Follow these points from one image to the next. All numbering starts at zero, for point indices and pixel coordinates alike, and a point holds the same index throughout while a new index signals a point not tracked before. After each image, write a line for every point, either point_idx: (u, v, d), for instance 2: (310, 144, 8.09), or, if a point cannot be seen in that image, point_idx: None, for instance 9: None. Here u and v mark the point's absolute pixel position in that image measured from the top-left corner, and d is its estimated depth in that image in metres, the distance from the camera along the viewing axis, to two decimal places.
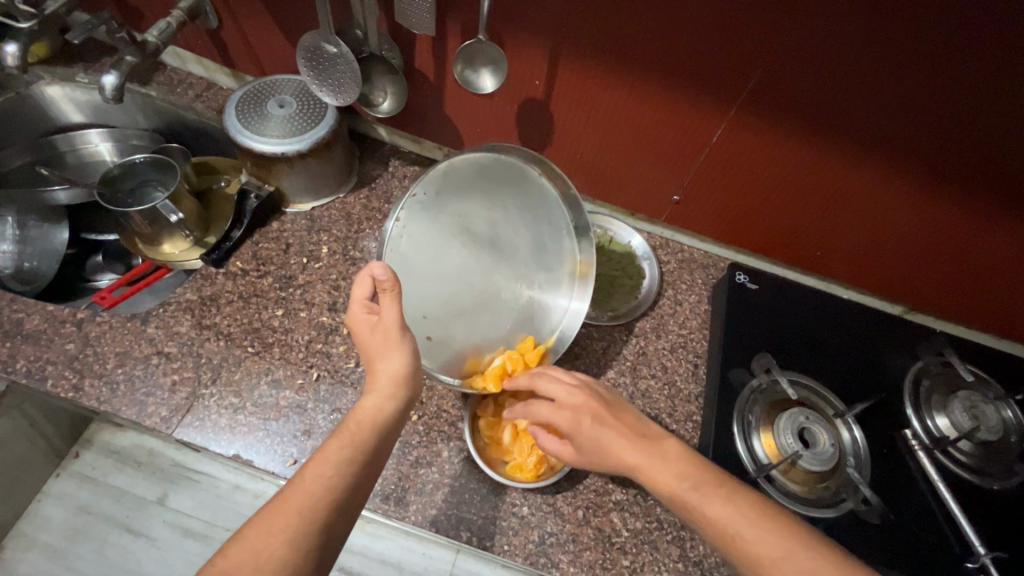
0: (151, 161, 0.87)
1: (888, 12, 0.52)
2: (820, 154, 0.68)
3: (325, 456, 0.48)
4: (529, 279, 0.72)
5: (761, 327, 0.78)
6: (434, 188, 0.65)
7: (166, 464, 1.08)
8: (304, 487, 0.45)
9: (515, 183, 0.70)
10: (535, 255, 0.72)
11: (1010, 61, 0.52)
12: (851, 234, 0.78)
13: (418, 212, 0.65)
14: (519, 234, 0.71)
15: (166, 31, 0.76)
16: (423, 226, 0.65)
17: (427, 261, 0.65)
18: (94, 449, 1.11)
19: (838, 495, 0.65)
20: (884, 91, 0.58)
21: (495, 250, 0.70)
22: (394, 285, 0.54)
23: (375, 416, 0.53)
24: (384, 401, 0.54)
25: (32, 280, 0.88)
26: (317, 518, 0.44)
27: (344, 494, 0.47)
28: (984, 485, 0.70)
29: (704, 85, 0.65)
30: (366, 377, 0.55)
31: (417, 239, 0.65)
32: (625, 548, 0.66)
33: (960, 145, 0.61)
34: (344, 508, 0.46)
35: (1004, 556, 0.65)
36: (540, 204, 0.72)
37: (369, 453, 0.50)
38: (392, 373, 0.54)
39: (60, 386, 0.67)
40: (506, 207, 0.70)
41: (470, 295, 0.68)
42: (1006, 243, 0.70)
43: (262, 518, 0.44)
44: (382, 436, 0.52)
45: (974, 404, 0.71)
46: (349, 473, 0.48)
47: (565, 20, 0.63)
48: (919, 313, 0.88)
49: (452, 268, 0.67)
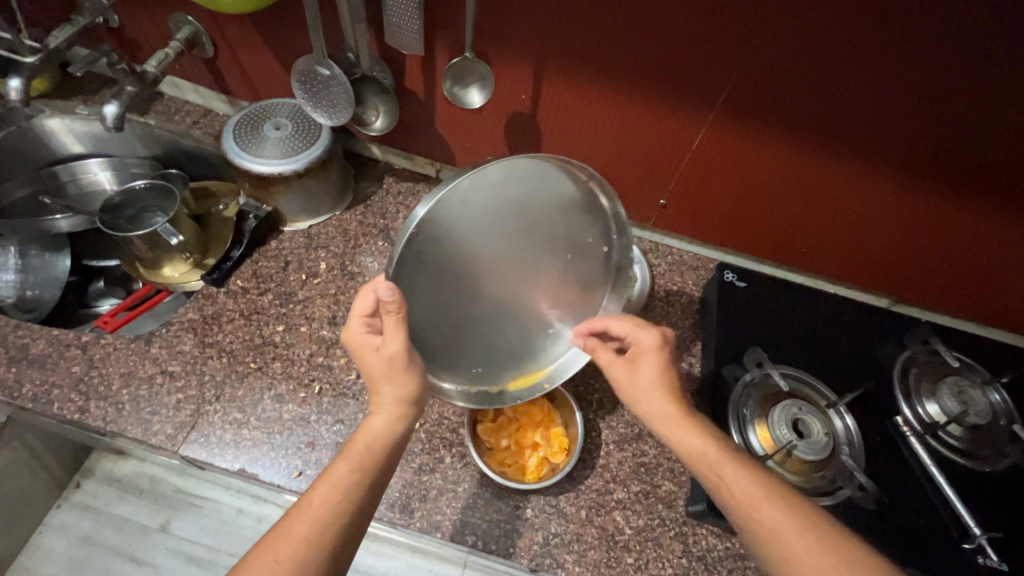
0: (149, 186, 0.90)
1: (870, 17, 0.55)
2: (797, 154, 0.71)
3: (332, 480, 0.49)
4: (549, 299, 0.66)
5: (750, 324, 0.80)
6: (466, 194, 0.53)
7: (168, 490, 1.08)
8: (312, 511, 0.47)
9: (556, 198, 0.60)
10: (560, 276, 0.64)
11: (984, 61, 0.55)
12: (834, 230, 0.80)
13: (444, 222, 0.54)
14: (559, 253, 0.63)
15: (165, 61, 0.80)
16: (452, 224, 0.54)
17: (448, 263, 0.56)
18: (96, 478, 1.12)
19: (834, 482, 0.66)
20: (853, 90, 0.61)
21: (518, 264, 0.60)
22: (400, 308, 0.51)
23: (383, 439, 0.53)
24: (393, 421, 0.54)
25: (34, 308, 0.90)
26: (324, 545, 0.46)
27: (350, 517, 0.48)
28: (976, 468, 0.71)
29: (684, 92, 0.68)
30: (373, 397, 0.54)
31: (437, 252, 0.55)
32: (628, 546, 0.67)
33: (929, 138, 0.64)
34: (350, 529, 0.48)
35: (999, 536, 0.66)
36: (584, 226, 0.64)
37: (375, 475, 0.51)
38: (398, 394, 0.54)
39: (66, 409, 0.68)
40: (549, 221, 0.60)
41: (485, 307, 0.61)
42: (983, 230, 0.73)
43: (271, 545, 0.45)
44: (390, 454, 0.53)
45: (961, 389, 0.73)
46: (357, 495, 0.49)
47: (547, 37, 0.67)
48: (906, 305, 0.90)
49: (475, 275, 0.58)
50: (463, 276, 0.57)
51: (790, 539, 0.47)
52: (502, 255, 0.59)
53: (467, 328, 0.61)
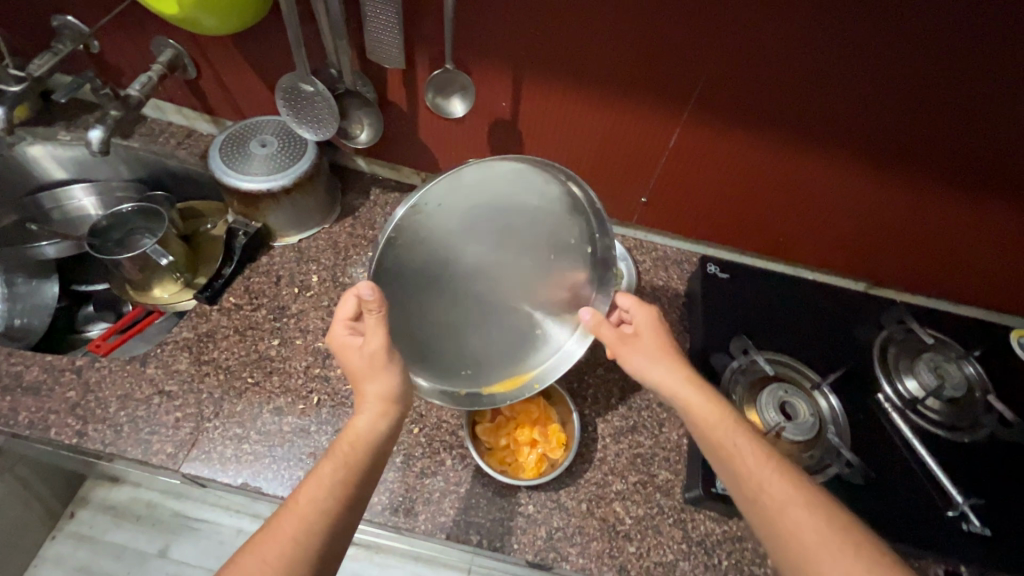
0: (138, 209, 0.90)
1: (823, 13, 0.58)
2: (766, 145, 0.74)
3: (318, 479, 0.51)
4: (532, 300, 0.67)
5: (734, 312, 0.83)
6: (443, 198, 0.54)
7: (167, 515, 1.07)
8: (298, 510, 0.48)
9: (534, 197, 0.60)
10: (542, 275, 0.65)
11: (933, 49, 0.58)
12: (806, 216, 0.83)
13: (421, 226, 0.54)
14: (537, 252, 0.63)
15: (148, 85, 0.81)
16: (430, 227, 0.55)
17: (429, 266, 0.57)
18: (90, 507, 1.13)
19: (822, 461, 0.69)
20: (814, 82, 0.64)
21: (497, 264, 0.62)
22: (380, 307, 0.53)
23: (368, 438, 0.54)
24: (377, 420, 0.55)
25: (23, 337, 0.89)
26: (313, 542, 0.47)
27: (336, 515, 0.49)
28: (956, 439, 0.74)
29: (656, 91, 0.71)
30: (358, 396, 0.56)
31: (416, 255, 0.56)
32: (629, 535, 0.68)
33: (890, 124, 0.67)
34: (338, 526, 0.49)
35: (981, 503, 0.69)
36: (562, 225, 0.63)
37: (361, 473, 0.53)
38: (381, 394, 0.56)
39: (64, 434, 0.68)
40: (529, 220, 0.61)
41: (468, 309, 0.63)
42: (945, 209, 0.76)
43: (259, 544, 0.46)
44: (374, 454, 0.54)
45: (937, 364, 0.77)
46: (342, 493, 0.50)
47: (522, 45, 0.69)
48: (880, 287, 0.93)
49: (457, 276, 0.60)
50: (442, 278, 0.59)
51: (796, 514, 0.49)
52: (481, 257, 0.60)
53: (451, 329, 0.63)
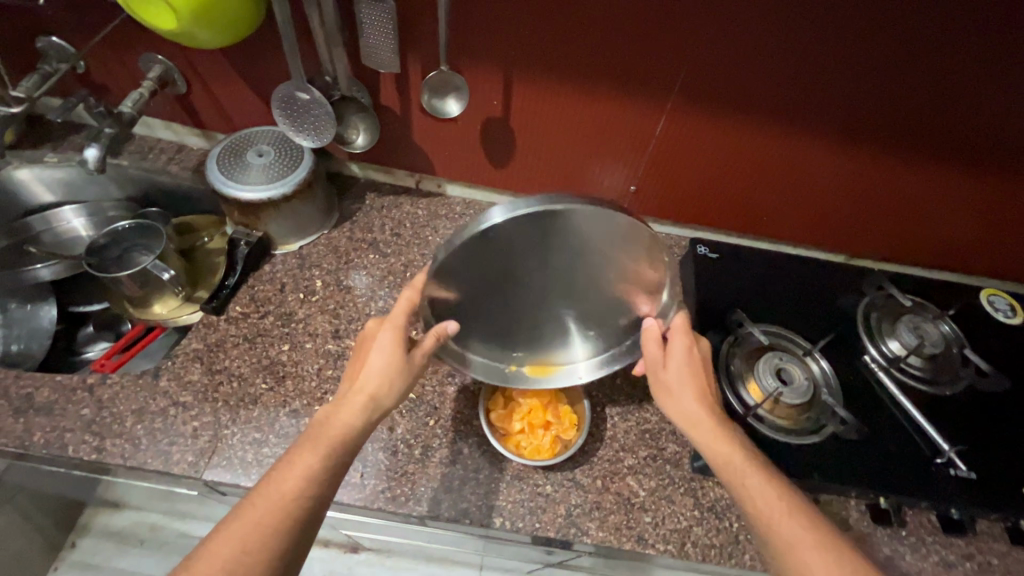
0: (136, 226, 0.91)
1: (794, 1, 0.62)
2: (747, 129, 0.78)
3: (298, 464, 0.53)
4: (582, 311, 0.66)
5: (727, 290, 0.87)
6: (501, 230, 0.53)
7: (171, 536, 1.11)
8: (276, 496, 0.51)
9: (602, 237, 0.56)
10: (598, 293, 0.64)
11: (896, 31, 0.63)
12: (788, 194, 0.88)
13: (477, 248, 0.55)
14: (589, 284, 0.62)
15: (140, 101, 0.81)
16: (485, 249, 0.56)
17: (481, 274, 0.59)
18: (92, 534, 1.16)
19: (819, 422, 0.74)
20: (789, 67, 0.69)
21: (550, 280, 0.62)
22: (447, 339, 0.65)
23: (346, 428, 0.57)
24: (356, 412, 0.58)
25: (21, 361, 0.89)
26: (287, 529, 0.50)
27: (314, 501, 0.52)
28: (939, 392, 0.79)
29: (640, 83, 0.75)
30: (352, 385, 0.61)
31: (470, 266, 0.58)
32: (645, 506, 0.72)
33: (861, 103, 0.72)
34: (312, 512, 0.52)
35: (966, 449, 0.74)
36: (629, 274, 0.61)
37: (339, 460, 0.55)
38: (376, 382, 0.60)
39: (81, 451, 0.68)
40: (592, 252, 0.58)
41: (516, 305, 0.65)
42: (915, 180, 0.82)
43: (234, 528, 0.48)
44: (352, 444, 0.57)
45: (916, 325, 0.82)
46: (320, 480, 0.53)
47: (512, 45, 0.72)
48: (860, 258, 0.98)
49: (506, 283, 0.61)
50: (492, 284, 0.61)
51: (806, 554, 0.50)
52: (536, 271, 0.60)
53: (499, 317, 0.66)
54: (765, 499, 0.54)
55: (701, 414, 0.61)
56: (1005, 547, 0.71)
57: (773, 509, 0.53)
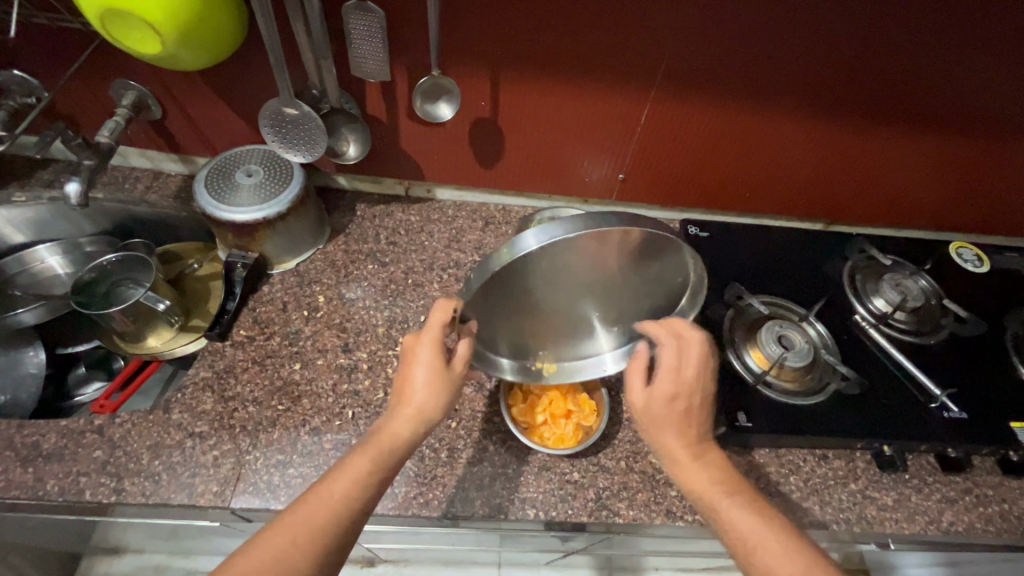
0: (121, 259, 0.89)
1: None
2: (728, 110, 0.82)
3: (352, 469, 0.53)
4: (608, 311, 0.68)
5: (721, 266, 0.90)
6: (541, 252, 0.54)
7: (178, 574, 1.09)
8: (325, 500, 0.51)
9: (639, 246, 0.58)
10: (627, 293, 0.65)
11: (862, 8, 0.67)
12: (768, 170, 0.93)
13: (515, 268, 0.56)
14: (619, 287, 0.63)
15: (116, 129, 0.79)
16: (523, 269, 0.56)
17: (516, 289, 0.60)
18: None
19: (823, 381, 0.78)
20: (766, 47, 0.72)
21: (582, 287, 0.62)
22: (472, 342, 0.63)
23: (395, 437, 0.56)
24: (406, 423, 0.57)
25: (12, 411, 0.86)
26: (327, 534, 0.49)
27: (361, 509, 0.52)
28: (925, 342, 0.85)
29: (624, 74, 0.77)
30: (399, 395, 0.59)
31: (505, 284, 0.58)
32: (669, 481, 0.74)
33: (832, 76, 0.76)
34: (355, 521, 0.51)
35: (955, 391, 0.79)
36: (658, 276, 0.64)
37: (387, 470, 0.55)
38: (425, 388, 0.58)
39: (100, 493, 0.66)
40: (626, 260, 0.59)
41: (545, 313, 0.65)
42: (886, 145, 0.87)
43: (283, 524, 0.49)
44: (401, 456, 0.56)
45: (897, 282, 0.88)
46: (365, 491, 0.52)
47: (499, 45, 0.73)
48: (837, 224, 1.04)
49: (539, 295, 0.62)
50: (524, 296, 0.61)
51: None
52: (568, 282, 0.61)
53: (528, 322, 0.66)
54: (747, 537, 0.52)
55: (682, 451, 0.58)
56: (997, 478, 0.76)
57: (746, 539, 0.52)
